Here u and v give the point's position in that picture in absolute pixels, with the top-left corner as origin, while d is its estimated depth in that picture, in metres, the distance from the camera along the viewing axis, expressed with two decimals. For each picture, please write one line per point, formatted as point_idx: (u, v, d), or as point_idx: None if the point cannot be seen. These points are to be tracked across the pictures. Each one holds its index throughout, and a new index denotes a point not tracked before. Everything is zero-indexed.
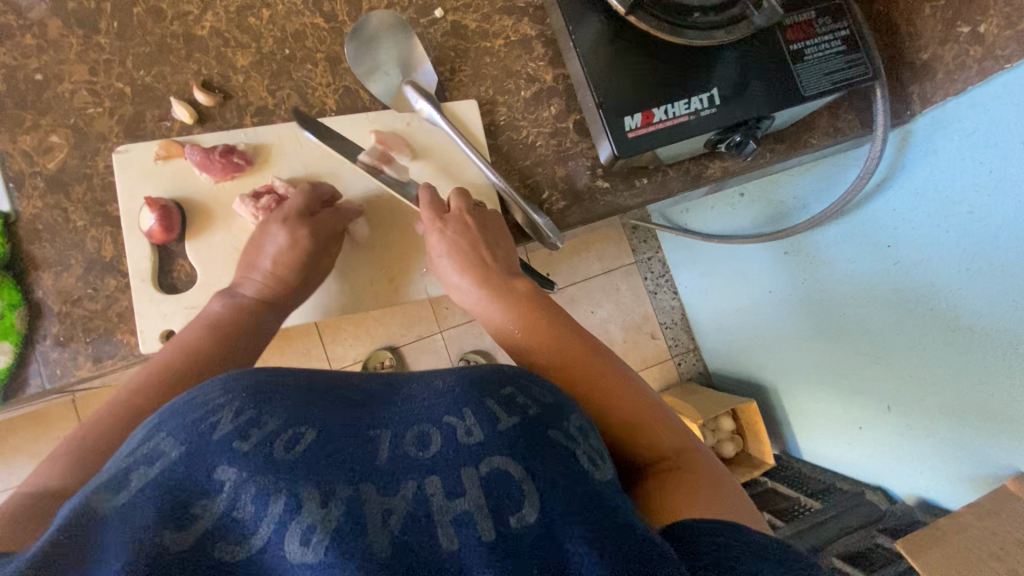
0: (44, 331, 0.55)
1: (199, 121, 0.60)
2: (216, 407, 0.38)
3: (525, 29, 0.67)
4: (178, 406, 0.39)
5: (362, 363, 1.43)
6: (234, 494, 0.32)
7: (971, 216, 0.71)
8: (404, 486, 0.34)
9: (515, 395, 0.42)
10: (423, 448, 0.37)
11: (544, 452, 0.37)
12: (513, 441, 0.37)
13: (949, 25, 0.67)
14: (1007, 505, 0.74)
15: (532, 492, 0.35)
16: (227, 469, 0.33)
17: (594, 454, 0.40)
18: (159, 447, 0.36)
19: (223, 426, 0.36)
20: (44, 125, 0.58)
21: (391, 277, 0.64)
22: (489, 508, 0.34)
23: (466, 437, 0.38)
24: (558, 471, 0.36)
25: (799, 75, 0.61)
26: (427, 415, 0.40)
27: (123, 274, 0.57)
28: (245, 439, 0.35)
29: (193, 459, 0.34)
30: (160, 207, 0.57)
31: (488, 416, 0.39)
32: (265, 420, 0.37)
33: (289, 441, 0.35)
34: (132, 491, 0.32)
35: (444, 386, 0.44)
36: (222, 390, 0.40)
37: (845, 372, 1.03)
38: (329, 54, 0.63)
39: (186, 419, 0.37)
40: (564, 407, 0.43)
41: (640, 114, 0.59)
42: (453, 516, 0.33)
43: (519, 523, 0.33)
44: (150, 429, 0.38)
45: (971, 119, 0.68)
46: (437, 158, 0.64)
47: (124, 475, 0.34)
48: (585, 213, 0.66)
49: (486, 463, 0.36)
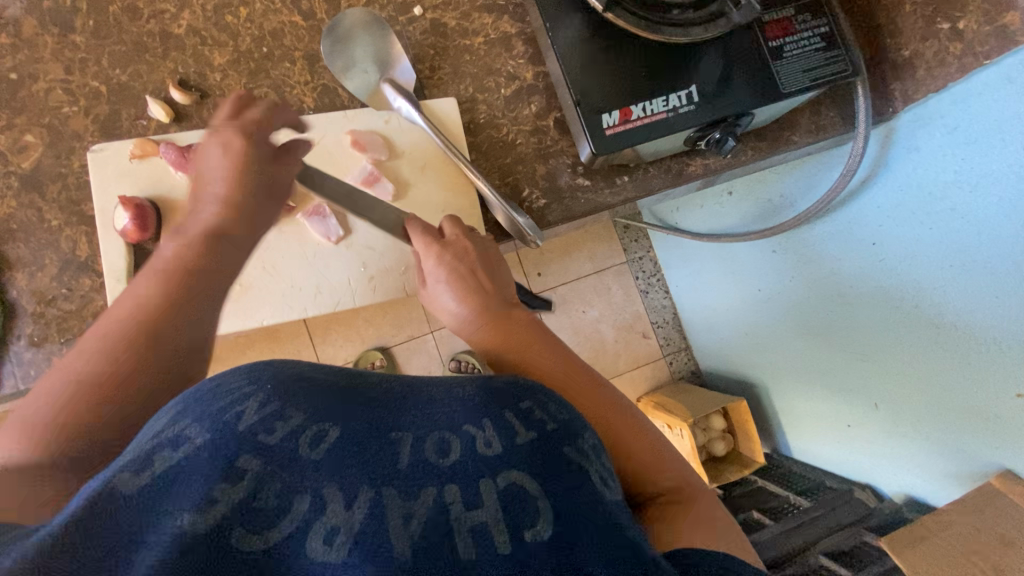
0: (19, 332, 0.55)
1: (175, 120, 0.60)
2: (242, 397, 0.38)
3: (505, 26, 0.67)
4: (202, 390, 0.39)
5: (353, 363, 1.42)
6: (256, 485, 0.33)
7: (953, 213, 0.71)
8: (424, 493, 0.36)
9: (534, 409, 0.44)
10: (442, 455, 0.39)
11: (560, 467, 0.40)
12: (528, 456, 0.40)
13: (929, 22, 0.67)
14: (991, 502, 0.74)
15: (546, 510, 0.36)
16: (251, 459, 0.34)
17: (606, 476, 0.42)
18: (184, 433, 0.35)
19: (249, 417, 0.36)
20: (19, 124, 0.57)
21: (370, 275, 0.63)
22: (506, 523, 0.35)
23: (485, 448, 0.40)
24: (571, 483, 0.39)
25: (778, 72, 0.61)
26: (448, 422, 0.42)
27: (98, 274, 0.57)
28: (270, 434, 0.36)
29: (220, 447, 0.34)
30: (135, 206, 0.56)
31: (506, 429, 0.41)
32: (290, 414, 0.38)
33: (314, 439, 0.37)
34: (156, 473, 0.32)
35: (467, 394, 0.45)
36: (247, 380, 0.40)
37: (833, 371, 1.03)
38: (307, 52, 0.63)
39: (211, 408, 0.37)
40: (579, 425, 0.45)
41: (618, 112, 0.59)
42: (470, 527, 0.35)
43: (534, 538, 0.35)
44: (174, 413, 0.38)
45: (952, 117, 0.68)
46: (416, 156, 0.63)
47: (149, 455, 0.33)
48: (565, 211, 0.65)
49: (505, 476, 0.38)
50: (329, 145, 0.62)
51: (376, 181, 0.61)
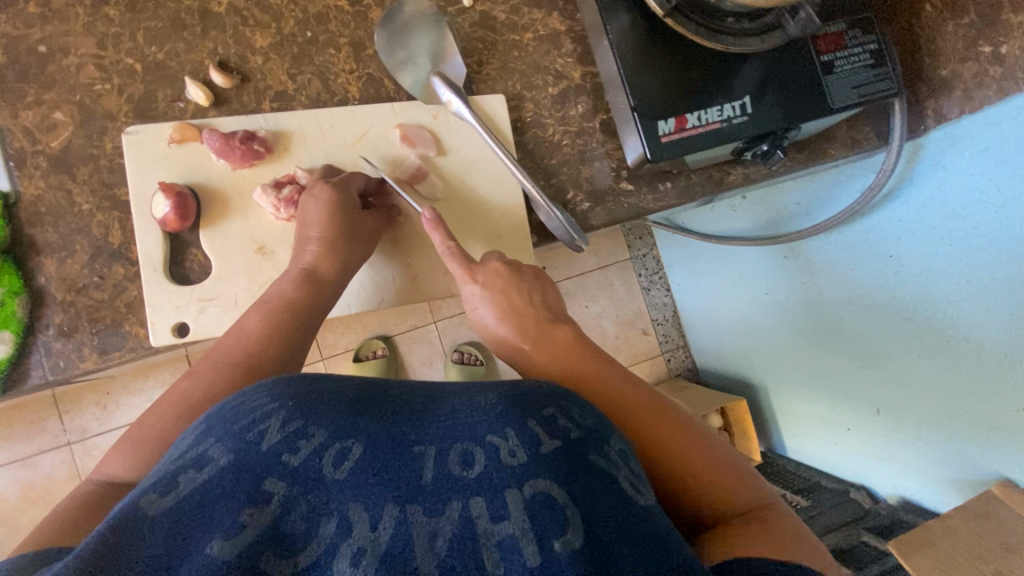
0: (47, 321, 0.52)
1: (214, 104, 0.57)
2: (264, 415, 0.41)
3: (554, 23, 0.65)
4: (226, 411, 0.42)
5: (354, 351, 1.41)
6: (283, 507, 0.35)
7: (975, 232, 0.73)
8: (449, 508, 0.36)
9: (556, 416, 0.44)
10: (466, 467, 0.39)
11: (591, 478, 0.39)
12: (555, 463, 0.38)
13: (971, 44, 0.67)
14: (994, 509, 0.79)
15: (575, 518, 0.35)
16: (275, 482, 0.36)
17: (634, 480, 0.42)
18: (208, 453, 0.38)
19: (271, 437, 0.39)
20: (48, 101, 0.54)
21: (413, 274, 0.62)
22: (533, 533, 0.34)
23: (509, 457, 0.39)
24: (598, 492, 0.38)
25: (828, 87, 0.61)
26: (470, 433, 0.41)
27: (131, 263, 0.55)
28: (294, 453, 0.38)
29: (243, 466, 0.36)
30: (175, 193, 0.54)
31: (530, 438, 0.40)
32: (312, 432, 0.40)
33: (338, 457, 0.38)
34: (180, 495, 0.35)
35: (487, 403, 0.45)
36: (268, 397, 0.43)
37: (835, 372, 1.06)
38: (353, 39, 0.60)
39: (234, 426, 0.40)
40: (605, 430, 0.45)
41: (673, 119, 0.59)
42: (497, 540, 0.34)
43: (564, 547, 0.33)
44: (199, 432, 0.42)
45: (985, 137, 0.69)
46: (463, 154, 0.62)
47: (172, 477, 0.36)
48: (608, 215, 0.65)
49: (530, 486, 0.37)
50: (376, 138, 0.60)
51: (422, 178, 0.60)
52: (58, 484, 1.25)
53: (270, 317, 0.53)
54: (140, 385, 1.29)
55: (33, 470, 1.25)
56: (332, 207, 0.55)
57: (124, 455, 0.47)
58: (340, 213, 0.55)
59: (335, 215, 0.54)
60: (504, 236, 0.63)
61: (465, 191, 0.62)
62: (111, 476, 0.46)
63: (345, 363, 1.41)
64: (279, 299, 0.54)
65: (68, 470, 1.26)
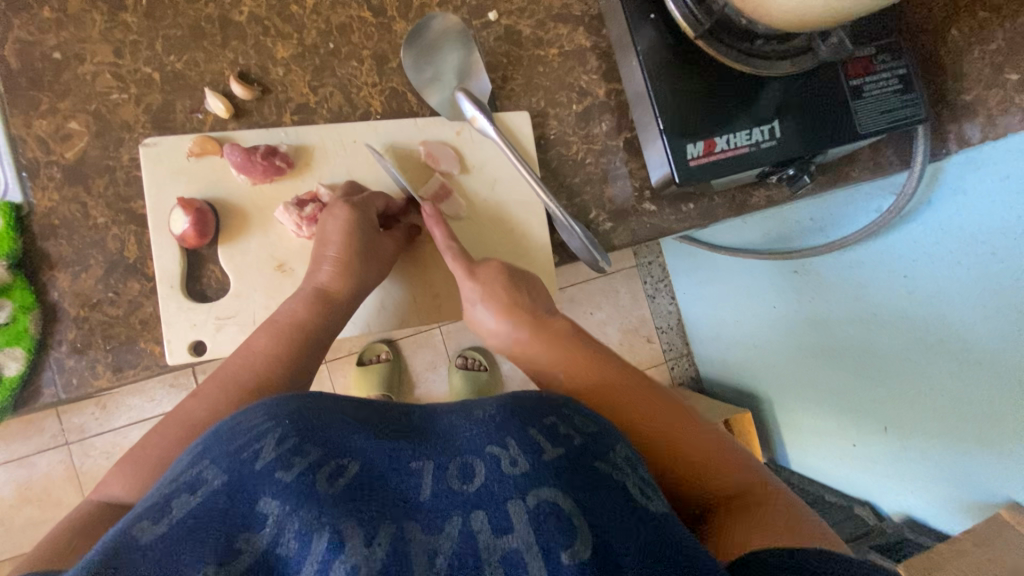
0: (60, 337, 0.51)
1: (234, 116, 0.56)
2: (260, 433, 0.39)
3: (580, 39, 0.65)
4: (222, 432, 0.41)
5: (358, 355, 1.40)
6: (277, 529, 0.32)
7: (993, 257, 0.72)
8: (448, 525, 0.34)
9: (557, 425, 0.43)
10: (466, 480, 0.37)
11: (599, 494, 0.38)
12: (559, 473, 0.38)
13: (997, 70, 0.66)
14: (1002, 533, 0.79)
15: (583, 529, 0.34)
16: (270, 502, 0.34)
17: (643, 486, 0.41)
18: (203, 475, 0.36)
19: (266, 455, 0.37)
20: (62, 110, 0.53)
21: (433, 293, 0.61)
22: (539, 546, 0.33)
23: (510, 467, 0.38)
24: (604, 501, 0.37)
25: (856, 112, 0.61)
26: (468, 445, 0.40)
27: (148, 278, 0.53)
28: (287, 468, 0.35)
29: (238, 489, 0.35)
30: (195, 209, 0.53)
31: (531, 445, 0.40)
32: (309, 448, 0.37)
33: (332, 473, 0.36)
34: (173, 520, 0.33)
35: (485, 415, 0.44)
36: (266, 414, 0.41)
37: (847, 391, 1.05)
38: (376, 52, 0.59)
39: (230, 446, 0.38)
40: (610, 439, 0.45)
41: (702, 143, 0.58)
42: (502, 555, 0.33)
43: (573, 560, 0.32)
44: (194, 454, 0.40)
45: (1009, 166, 0.68)
46: (486, 171, 0.61)
47: (165, 502, 0.34)
48: (630, 235, 0.64)
49: (533, 495, 0.36)
50: (398, 155, 0.59)
51: (445, 196, 0.59)
52: (56, 484, 1.24)
53: (291, 338, 0.52)
54: (140, 385, 1.27)
55: (29, 469, 1.23)
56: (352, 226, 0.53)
57: (139, 480, 0.46)
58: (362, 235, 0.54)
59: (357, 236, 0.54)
60: (525, 255, 0.62)
61: (487, 209, 0.61)
62: (127, 502, 0.45)
63: (347, 366, 1.40)
64: (299, 319, 0.52)
65: (66, 470, 1.24)
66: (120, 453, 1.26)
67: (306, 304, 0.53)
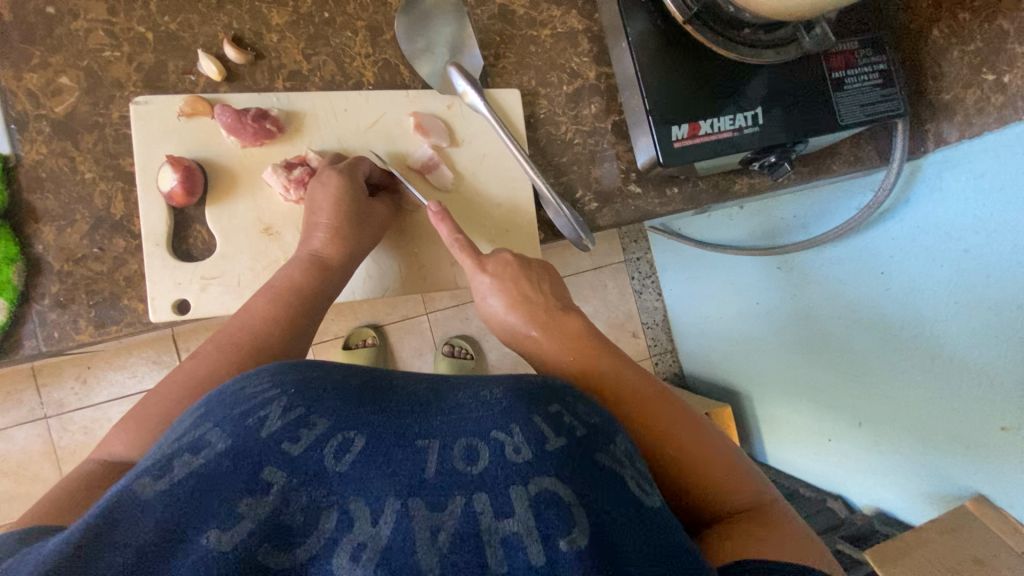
0: (43, 291, 0.51)
1: (226, 79, 0.57)
2: (264, 402, 0.39)
3: (572, 22, 0.66)
4: (226, 395, 0.41)
5: (343, 339, 1.39)
6: (283, 499, 0.33)
7: (965, 253, 0.73)
8: (451, 503, 0.34)
9: (562, 414, 0.41)
10: (470, 462, 0.37)
11: (593, 482, 0.37)
12: (562, 462, 0.36)
13: (976, 70, 0.68)
14: (966, 522, 0.82)
15: (582, 520, 0.33)
16: (275, 471, 0.34)
17: (641, 481, 0.41)
18: (206, 437, 0.36)
19: (272, 423, 0.37)
20: (54, 64, 0.53)
21: (419, 263, 0.62)
22: (538, 532, 0.32)
23: (514, 454, 0.37)
24: (605, 492, 0.36)
25: (837, 104, 0.62)
26: (476, 428, 0.39)
27: (133, 236, 0.54)
28: (294, 443, 0.36)
29: (242, 454, 0.35)
30: (183, 167, 0.53)
31: (536, 435, 0.38)
32: (314, 421, 0.38)
33: (339, 449, 0.36)
34: (174, 479, 0.33)
35: (493, 398, 0.43)
36: (271, 382, 0.41)
37: (822, 386, 1.07)
38: (370, 23, 0.60)
39: (233, 411, 0.38)
40: (609, 430, 0.44)
41: (687, 126, 0.59)
42: (501, 537, 0.32)
43: (570, 546, 0.31)
44: (197, 415, 0.40)
45: (980, 164, 0.70)
46: (475, 146, 0.62)
47: (168, 461, 0.35)
48: (615, 216, 0.65)
49: (534, 484, 0.35)
50: (389, 126, 0.60)
51: (433, 168, 0.60)
52: (33, 459, 1.22)
53: (275, 298, 0.52)
54: (122, 361, 1.26)
55: (7, 443, 1.21)
56: (336, 190, 0.54)
57: (116, 433, 0.46)
58: (348, 199, 0.54)
59: (344, 198, 0.54)
60: (510, 232, 0.63)
61: (475, 183, 0.62)
62: (107, 455, 0.45)
63: (333, 350, 1.40)
64: (285, 277, 0.53)
65: (44, 445, 1.23)
66: (99, 430, 1.25)
67: (292, 266, 0.54)
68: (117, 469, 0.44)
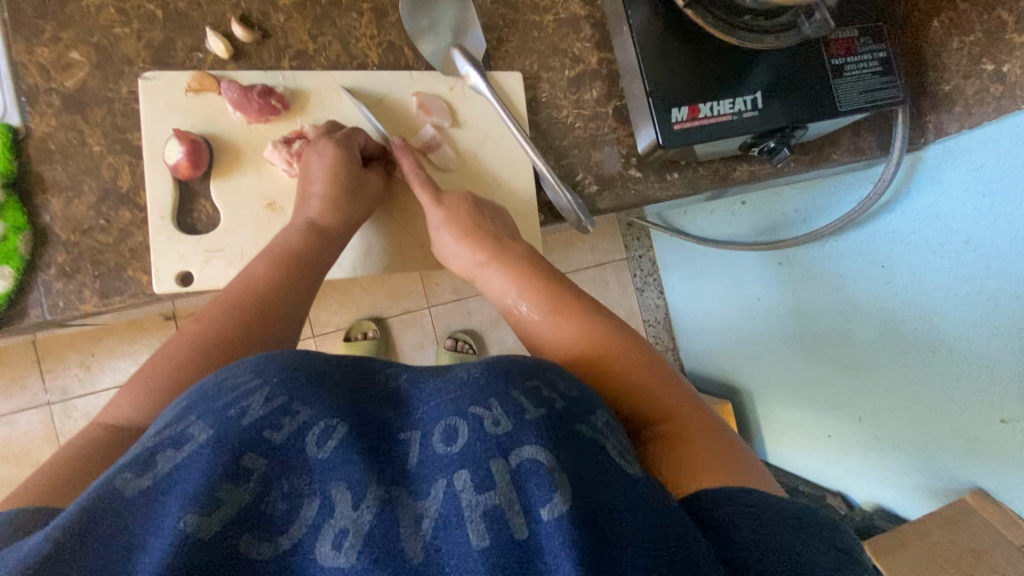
0: (49, 260, 0.52)
1: (233, 57, 0.58)
2: (248, 391, 0.37)
3: (575, 8, 0.67)
4: (208, 388, 0.39)
5: (345, 331, 1.40)
6: (264, 488, 0.32)
7: (966, 245, 0.72)
8: (434, 488, 0.33)
9: (541, 387, 0.40)
10: (449, 442, 0.35)
11: (579, 456, 0.35)
12: (541, 429, 0.35)
13: (975, 61, 0.69)
14: (966, 517, 0.81)
15: (562, 481, 0.32)
16: (256, 458, 0.33)
17: (622, 449, 0.39)
18: (188, 431, 0.35)
19: (254, 413, 0.35)
20: (65, 40, 0.54)
21: (420, 241, 0.63)
22: (519, 505, 0.32)
23: (493, 428, 0.35)
24: (584, 458, 0.35)
25: (836, 89, 0.63)
26: (452, 406, 0.37)
27: (139, 208, 0.55)
28: (276, 430, 0.34)
29: (224, 444, 0.33)
30: (189, 141, 0.54)
31: (514, 407, 0.36)
32: (298, 410, 0.36)
33: (323, 435, 0.34)
34: (160, 474, 0.32)
35: (469, 377, 0.40)
36: (252, 372, 0.39)
37: (828, 384, 1.06)
38: (375, 6, 0.61)
39: (217, 403, 0.37)
40: (590, 402, 0.41)
41: (686, 108, 0.60)
42: (483, 511, 0.32)
43: (551, 514, 0.31)
44: (180, 409, 0.38)
45: (979, 155, 0.70)
46: (477, 127, 0.63)
47: (151, 455, 0.33)
48: (615, 199, 0.66)
49: (516, 455, 0.34)
50: (392, 107, 0.61)
51: (435, 149, 0.61)
52: (35, 445, 1.23)
53: (277, 268, 0.53)
54: (125, 349, 1.27)
55: (9, 428, 1.22)
56: (335, 165, 0.55)
57: (119, 398, 0.46)
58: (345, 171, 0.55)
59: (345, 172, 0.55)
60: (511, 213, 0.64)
61: (476, 163, 0.63)
62: (108, 420, 0.46)
63: (335, 342, 1.41)
64: (288, 249, 0.54)
65: (46, 431, 1.24)
66: None
67: (294, 239, 0.54)
68: (116, 432, 0.44)
